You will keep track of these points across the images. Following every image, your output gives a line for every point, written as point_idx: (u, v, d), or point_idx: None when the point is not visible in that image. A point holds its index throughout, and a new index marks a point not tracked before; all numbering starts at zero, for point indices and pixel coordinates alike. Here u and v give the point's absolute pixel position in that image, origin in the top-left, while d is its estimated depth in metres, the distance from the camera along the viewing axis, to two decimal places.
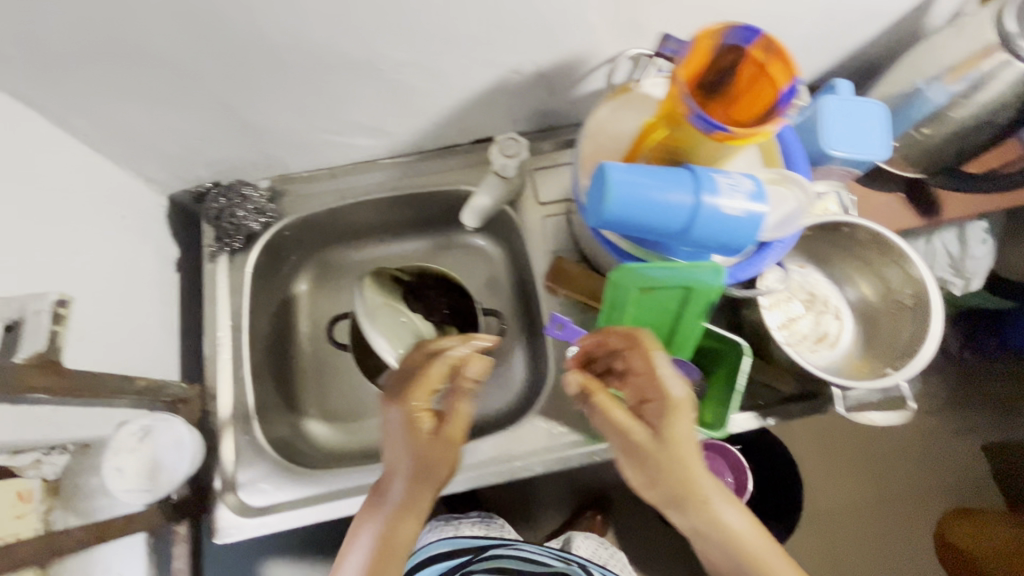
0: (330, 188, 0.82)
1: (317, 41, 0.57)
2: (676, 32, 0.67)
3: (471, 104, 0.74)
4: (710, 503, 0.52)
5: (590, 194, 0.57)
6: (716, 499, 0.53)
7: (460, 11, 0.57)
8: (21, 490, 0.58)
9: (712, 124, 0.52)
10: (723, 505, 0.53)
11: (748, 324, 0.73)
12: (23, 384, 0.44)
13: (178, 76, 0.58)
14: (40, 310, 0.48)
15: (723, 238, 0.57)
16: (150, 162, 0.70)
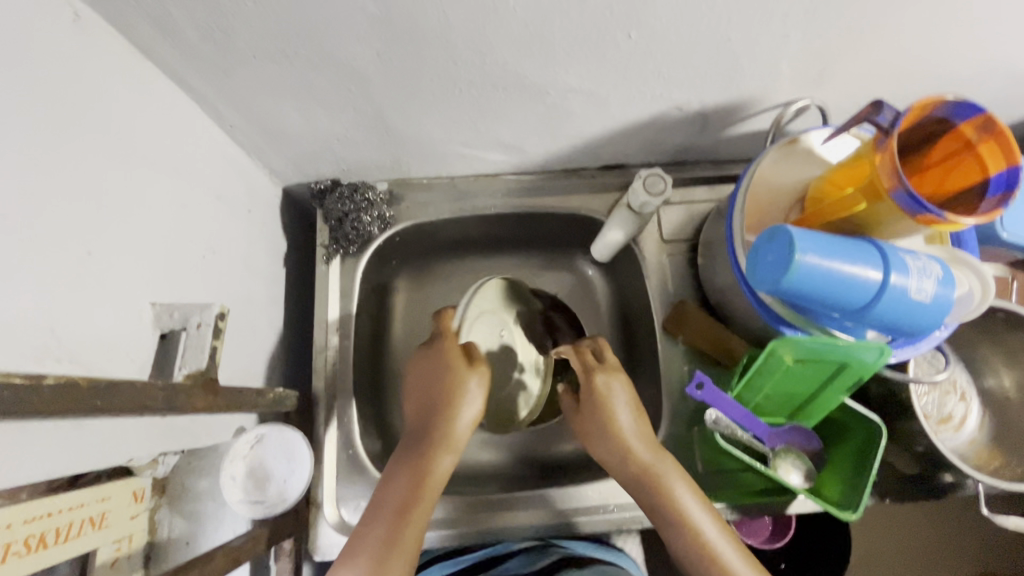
0: (447, 197, 0.79)
1: (502, 64, 0.53)
2: (855, 87, 0.63)
3: (618, 134, 0.69)
4: (686, 509, 0.58)
5: (771, 256, 0.54)
6: (683, 498, 0.59)
7: (659, 48, 0.53)
8: (137, 489, 0.55)
9: (921, 208, 0.48)
10: (694, 507, 0.58)
11: (878, 397, 0.70)
12: (193, 408, 0.42)
13: (347, 84, 0.55)
14: (203, 324, 0.46)
15: (900, 323, 0.53)
16: (280, 156, 0.67)
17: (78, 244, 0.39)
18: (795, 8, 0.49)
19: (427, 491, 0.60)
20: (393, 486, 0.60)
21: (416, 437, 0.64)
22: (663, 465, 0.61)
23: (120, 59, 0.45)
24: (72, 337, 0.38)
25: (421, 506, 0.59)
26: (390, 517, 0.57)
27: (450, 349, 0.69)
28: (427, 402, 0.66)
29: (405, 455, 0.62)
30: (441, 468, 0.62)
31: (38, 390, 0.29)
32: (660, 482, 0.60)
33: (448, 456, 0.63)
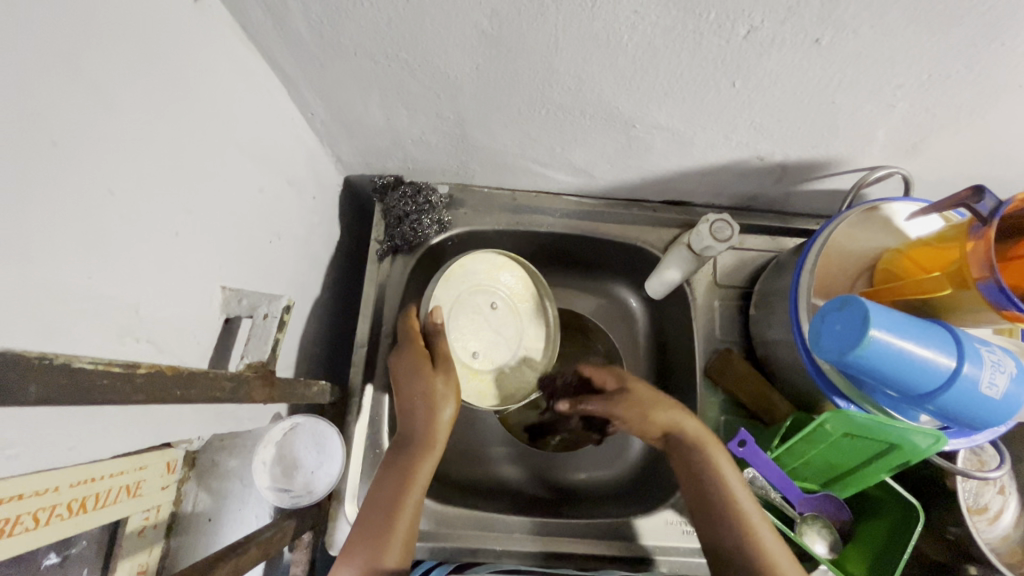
0: (505, 209, 0.78)
1: (597, 92, 0.52)
2: (946, 163, 0.61)
3: (692, 173, 0.68)
4: (741, 506, 0.55)
5: (834, 319, 0.53)
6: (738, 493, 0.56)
7: (760, 99, 0.51)
8: (170, 460, 0.55)
9: (1011, 303, 0.47)
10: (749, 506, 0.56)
11: (922, 480, 0.68)
12: (251, 399, 0.42)
13: (437, 91, 0.54)
14: (270, 316, 0.47)
15: (965, 415, 0.52)
16: (351, 148, 0.66)
17: (168, 224, 0.39)
18: (911, 80, 0.48)
19: (413, 493, 0.57)
20: (386, 485, 0.57)
21: (405, 438, 0.61)
22: (723, 456, 0.59)
23: (227, 41, 0.45)
24: (153, 316, 0.38)
25: (408, 505, 0.56)
26: (382, 514, 0.55)
27: (417, 351, 0.63)
28: (404, 406, 0.62)
29: (394, 458, 0.59)
30: (423, 470, 0.58)
31: (132, 379, 0.28)
32: (719, 471, 0.58)
33: (429, 460, 0.59)
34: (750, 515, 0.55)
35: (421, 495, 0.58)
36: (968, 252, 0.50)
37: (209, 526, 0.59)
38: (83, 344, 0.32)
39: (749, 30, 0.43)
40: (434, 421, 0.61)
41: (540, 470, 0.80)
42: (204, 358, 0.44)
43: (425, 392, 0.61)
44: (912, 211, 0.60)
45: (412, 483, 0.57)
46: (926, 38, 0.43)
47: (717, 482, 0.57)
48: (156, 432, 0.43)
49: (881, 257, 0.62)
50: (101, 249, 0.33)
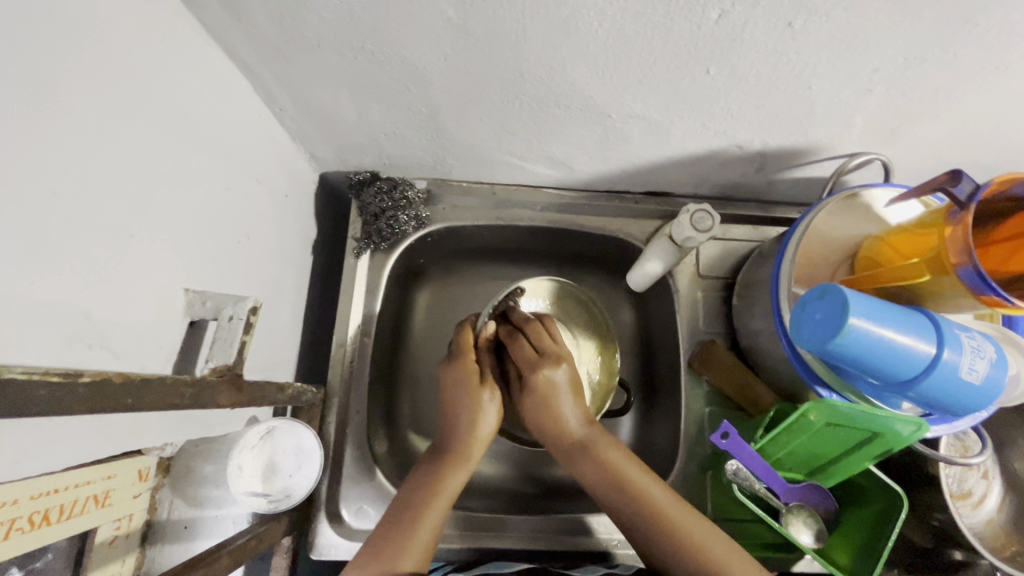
0: (485, 203, 0.77)
1: (570, 81, 0.51)
2: (925, 147, 0.60)
3: (672, 163, 0.67)
4: (650, 497, 0.54)
5: (798, 324, 0.54)
6: (642, 483, 0.55)
7: (736, 86, 0.51)
8: (142, 468, 0.52)
9: (989, 289, 0.46)
10: (661, 494, 0.55)
11: (909, 468, 0.67)
12: (216, 405, 0.41)
13: (408, 83, 0.53)
14: (236, 318, 0.47)
15: (946, 402, 0.51)
16: (324, 144, 0.65)
17: (122, 226, 0.37)
18: (887, 63, 0.47)
19: (436, 504, 0.56)
20: (412, 495, 0.57)
21: (439, 451, 0.62)
22: (618, 459, 0.57)
23: (182, 33, 0.43)
24: (108, 321, 0.36)
25: (432, 514, 0.56)
26: (404, 523, 0.54)
27: (470, 362, 0.65)
28: (447, 417, 0.64)
29: (422, 472, 0.60)
30: (451, 483, 0.58)
31: (75, 388, 0.27)
32: (611, 463, 0.57)
33: (461, 471, 0.60)
34: (660, 506, 0.53)
35: (445, 507, 0.57)
36: (946, 237, 0.50)
37: (185, 533, 0.58)
38: (28, 353, 0.31)
39: (720, 14, 0.42)
40: (474, 430, 0.62)
41: (525, 466, 0.80)
42: (167, 363, 0.43)
43: (470, 400, 0.62)
44: (892, 198, 0.59)
45: (437, 494, 0.57)
46: (900, 20, 0.42)
47: (616, 481, 0.56)
48: (117, 442, 0.41)
49: (862, 245, 0.62)
50: (45, 253, 0.31)
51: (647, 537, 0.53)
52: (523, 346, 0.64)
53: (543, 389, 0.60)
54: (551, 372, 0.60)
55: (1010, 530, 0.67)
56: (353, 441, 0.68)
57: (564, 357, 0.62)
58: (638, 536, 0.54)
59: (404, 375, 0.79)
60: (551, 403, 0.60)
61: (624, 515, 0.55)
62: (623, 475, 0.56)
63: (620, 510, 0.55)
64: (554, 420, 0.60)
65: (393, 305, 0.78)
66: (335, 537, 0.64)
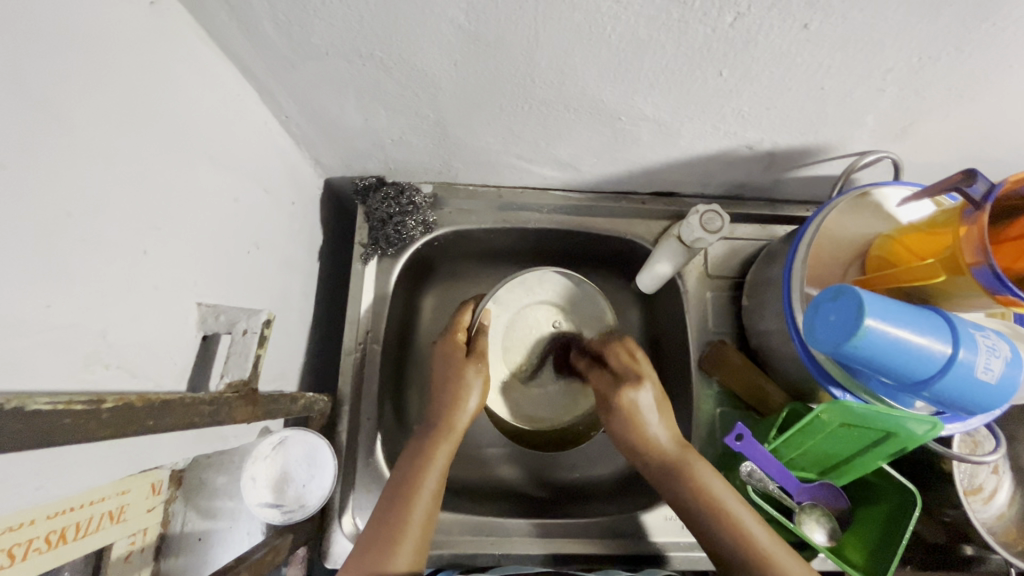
0: (492, 207, 0.76)
1: (581, 85, 0.51)
2: (936, 145, 0.60)
3: (679, 164, 0.67)
4: (716, 494, 0.54)
5: (834, 313, 0.51)
6: (711, 483, 0.55)
7: (749, 87, 0.50)
8: (154, 481, 0.52)
9: (1002, 288, 0.46)
10: (726, 494, 0.55)
11: (920, 466, 0.67)
12: (233, 420, 0.41)
13: (416, 88, 0.52)
14: (249, 331, 0.46)
15: (958, 401, 0.51)
16: (330, 150, 0.64)
17: (136, 242, 0.37)
18: (901, 64, 0.47)
19: (425, 488, 0.56)
20: (403, 475, 0.57)
21: (425, 427, 0.61)
22: (695, 458, 0.57)
23: (188, 42, 0.43)
24: (123, 340, 0.36)
25: (423, 497, 0.55)
26: (394, 513, 0.53)
27: (456, 339, 0.66)
28: (434, 393, 0.64)
29: (407, 458, 0.58)
30: (438, 461, 0.58)
31: (98, 415, 0.27)
32: (677, 455, 0.57)
33: (446, 444, 0.59)
34: (724, 500, 0.54)
35: (436, 487, 0.56)
36: (960, 237, 0.50)
37: (200, 546, 0.57)
38: (48, 379, 0.30)
39: (736, 17, 0.41)
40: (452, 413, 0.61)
41: (536, 470, 0.79)
42: (182, 380, 0.43)
43: (453, 375, 0.63)
44: (903, 197, 0.59)
45: (425, 477, 0.56)
46: (916, 20, 0.42)
47: (692, 488, 0.55)
48: (134, 461, 0.41)
49: (872, 243, 0.61)
50: (60, 276, 0.31)
51: (707, 526, 0.54)
52: (603, 372, 0.66)
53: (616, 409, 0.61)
54: (632, 392, 0.60)
55: (1020, 525, 0.68)
56: (365, 449, 0.68)
57: (650, 378, 0.61)
58: (698, 527, 0.54)
59: (413, 380, 0.78)
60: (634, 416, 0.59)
61: (687, 510, 0.55)
62: (699, 482, 0.55)
63: (699, 520, 0.54)
64: (642, 442, 0.59)
65: (401, 311, 0.77)
66: (349, 545, 0.63)
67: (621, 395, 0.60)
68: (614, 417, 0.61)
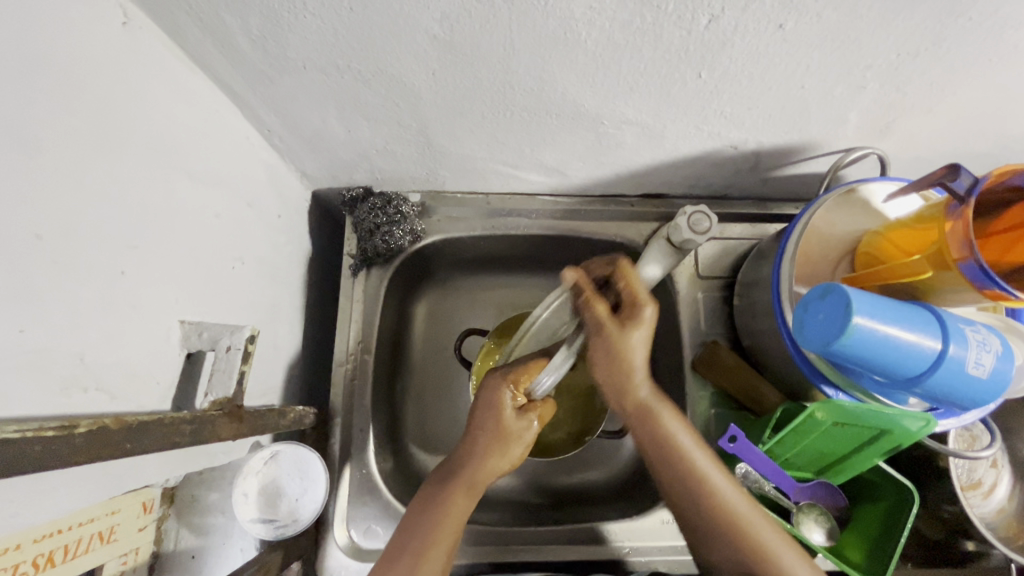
0: (480, 214, 0.76)
1: (561, 91, 0.51)
2: (920, 140, 0.60)
3: (665, 166, 0.67)
4: (708, 475, 0.53)
5: (819, 333, 0.51)
6: (715, 477, 0.53)
7: (728, 88, 0.50)
8: (146, 500, 0.52)
9: (987, 281, 0.46)
10: (736, 496, 0.53)
11: (919, 464, 0.67)
12: (217, 438, 0.41)
13: (396, 98, 0.52)
14: (233, 347, 0.46)
15: (952, 397, 0.51)
16: (314, 162, 0.64)
17: (113, 262, 0.37)
18: (879, 60, 0.47)
19: (444, 538, 0.52)
20: (416, 527, 0.52)
21: (439, 475, 0.57)
22: (672, 420, 0.55)
23: (163, 61, 0.43)
24: (102, 362, 0.36)
25: (440, 552, 0.51)
26: (406, 564, 0.49)
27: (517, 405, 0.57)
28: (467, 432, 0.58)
29: (416, 515, 0.53)
30: (458, 512, 0.53)
31: (70, 439, 0.27)
32: (689, 456, 0.54)
33: (467, 498, 0.54)
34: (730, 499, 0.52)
35: (454, 538, 0.53)
36: (945, 232, 0.49)
37: (193, 564, 0.57)
38: (26, 403, 0.30)
39: (709, 19, 0.41)
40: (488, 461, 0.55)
41: (534, 477, 0.79)
42: (166, 399, 0.42)
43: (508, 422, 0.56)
44: (889, 193, 0.59)
45: (445, 525, 0.52)
46: (892, 17, 0.42)
47: (685, 465, 0.53)
48: (119, 482, 0.40)
49: (863, 240, 0.61)
50: (34, 300, 0.31)
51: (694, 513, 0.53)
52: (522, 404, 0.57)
53: (614, 354, 0.53)
54: (620, 336, 0.52)
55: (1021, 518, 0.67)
56: (358, 461, 0.67)
57: (650, 302, 0.53)
58: (693, 518, 0.53)
59: (407, 391, 0.78)
60: (619, 349, 0.52)
61: (685, 506, 0.53)
62: (694, 464, 0.53)
63: (688, 503, 0.53)
64: (624, 382, 0.54)
65: (392, 321, 0.77)
66: (345, 558, 0.63)
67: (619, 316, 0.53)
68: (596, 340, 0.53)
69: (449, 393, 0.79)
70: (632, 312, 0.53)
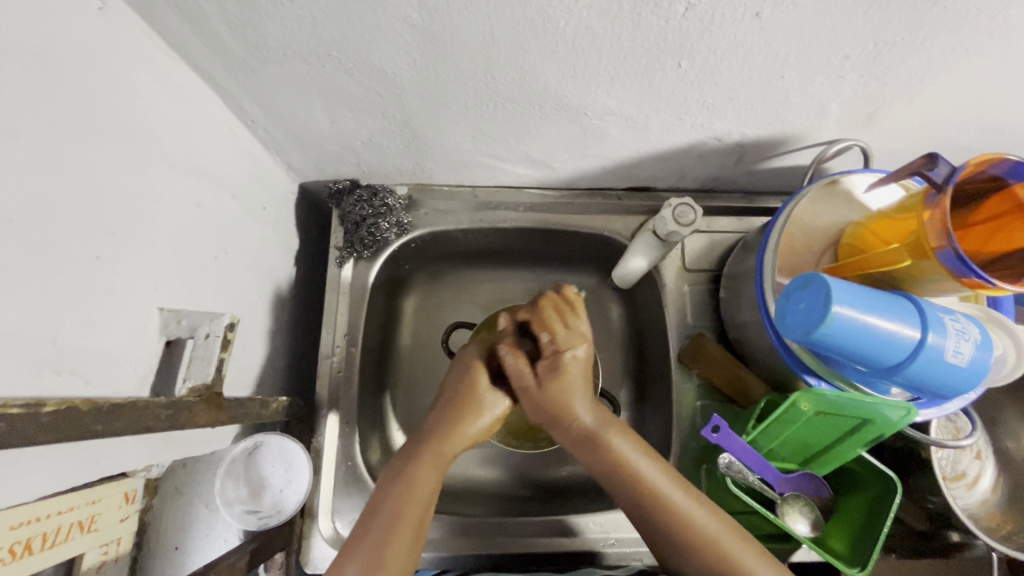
0: (467, 206, 0.76)
1: (542, 81, 0.51)
2: (903, 131, 0.60)
3: (650, 158, 0.67)
4: (674, 501, 0.52)
5: (799, 323, 0.51)
6: (678, 499, 0.52)
7: (709, 78, 0.50)
8: (128, 490, 0.52)
9: (965, 271, 0.46)
10: (688, 504, 0.52)
11: (902, 455, 0.67)
12: (194, 424, 0.40)
13: (378, 87, 0.52)
14: (212, 335, 0.47)
15: (931, 386, 0.51)
16: (299, 154, 0.64)
17: (89, 247, 0.37)
18: (858, 50, 0.47)
19: (415, 501, 0.53)
20: (390, 489, 0.54)
21: (414, 441, 0.59)
22: (617, 435, 0.56)
23: (142, 48, 0.43)
24: (77, 345, 0.36)
25: (411, 514, 0.52)
26: (383, 523, 0.51)
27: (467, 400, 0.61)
28: (444, 402, 0.61)
29: (390, 477, 0.55)
30: (428, 474, 0.55)
31: (36, 418, 0.27)
32: (645, 477, 0.54)
33: (438, 462, 0.56)
34: (693, 513, 0.52)
35: (429, 500, 0.54)
36: (924, 221, 0.50)
37: (176, 555, 0.57)
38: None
39: (687, 7, 0.41)
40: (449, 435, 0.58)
41: (521, 469, 0.79)
42: (145, 385, 0.42)
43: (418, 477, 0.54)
44: (871, 184, 0.60)
45: (420, 484, 0.54)
46: (867, 6, 0.42)
47: (649, 494, 0.53)
48: (96, 468, 0.40)
49: (845, 231, 0.61)
50: (6, 281, 0.31)
51: (672, 545, 0.52)
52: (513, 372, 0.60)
53: (558, 372, 0.58)
54: (565, 360, 0.59)
55: (1004, 509, 0.67)
56: (343, 452, 0.67)
57: (582, 340, 0.60)
58: (668, 549, 0.52)
59: (395, 383, 0.78)
60: (565, 376, 0.58)
61: (663, 538, 0.52)
62: (659, 489, 0.53)
63: (663, 536, 0.52)
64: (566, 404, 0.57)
65: (380, 314, 0.77)
66: (329, 549, 0.63)
67: (554, 342, 0.60)
68: (538, 378, 0.59)
69: (436, 386, 0.79)
70: (569, 322, 0.62)
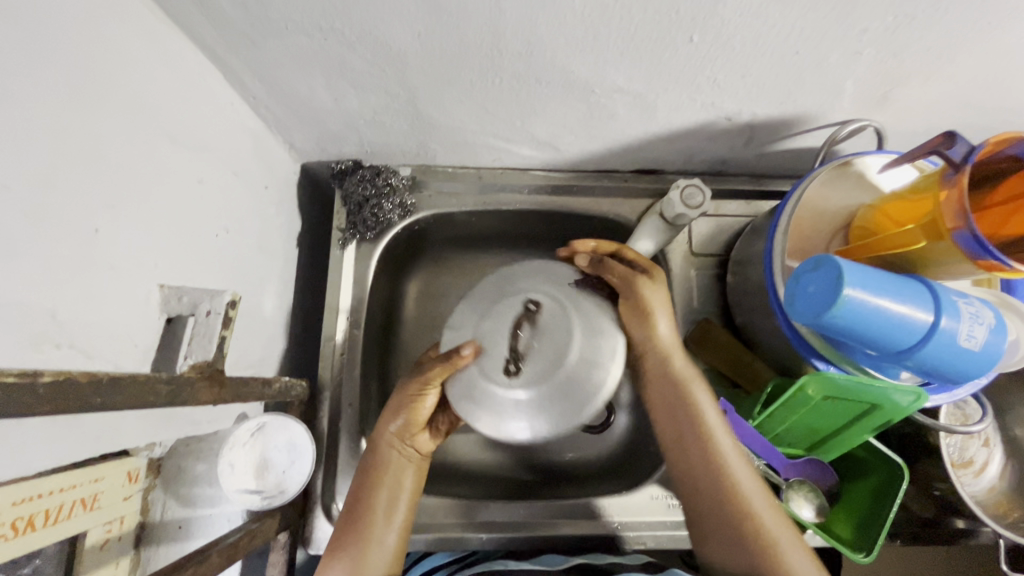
0: (471, 188, 0.75)
1: (549, 56, 0.49)
2: (919, 111, 0.59)
3: (658, 139, 0.66)
4: (719, 447, 0.54)
5: (810, 306, 0.51)
6: (731, 461, 0.53)
7: (721, 54, 0.49)
8: (131, 470, 0.49)
9: (982, 251, 0.45)
10: (733, 455, 0.53)
11: (909, 442, 0.66)
12: (197, 402, 0.40)
13: (381, 62, 0.50)
14: (213, 312, 0.47)
15: (942, 371, 0.50)
16: (301, 133, 0.63)
17: (88, 220, 0.36)
18: (876, 23, 0.45)
19: (381, 517, 0.55)
20: (352, 511, 0.55)
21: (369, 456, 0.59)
22: (700, 389, 0.56)
23: (142, 19, 0.42)
24: (77, 318, 0.35)
25: (381, 533, 0.55)
26: (353, 543, 0.53)
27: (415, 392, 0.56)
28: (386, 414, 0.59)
29: (353, 494, 0.57)
30: (383, 493, 0.56)
31: (35, 388, 0.26)
32: (708, 430, 0.54)
33: (390, 482, 0.57)
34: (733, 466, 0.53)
35: (403, 514, 0.56)
36: (940, 202, 0.49)
37: (180, 533, 0.56)
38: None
39: None
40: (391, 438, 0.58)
41: (525, 453, 0.78)
42: (145, 361, 0.42)
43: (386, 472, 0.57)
44: (885, 165, 0.59)
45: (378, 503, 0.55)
46: None
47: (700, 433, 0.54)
48: None
49: (857, 213, 0.60)
50: (6, 252, 0.30)
51: (703, 491, 0.54)
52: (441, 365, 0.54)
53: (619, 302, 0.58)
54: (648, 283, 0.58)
55: (1011, 496, 0.67)
56: (346, 434, 0.67)
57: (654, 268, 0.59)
58: (700, 504, 0.54)
59: (397, 367, 0.78)
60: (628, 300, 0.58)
61: (694, 480, 0.54)
62: (709, 431, 0.54)
63: (704, 481, 0.54)
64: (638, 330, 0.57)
65: (382, 297, 0.76)
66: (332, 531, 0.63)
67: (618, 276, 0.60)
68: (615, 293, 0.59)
69: None
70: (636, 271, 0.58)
